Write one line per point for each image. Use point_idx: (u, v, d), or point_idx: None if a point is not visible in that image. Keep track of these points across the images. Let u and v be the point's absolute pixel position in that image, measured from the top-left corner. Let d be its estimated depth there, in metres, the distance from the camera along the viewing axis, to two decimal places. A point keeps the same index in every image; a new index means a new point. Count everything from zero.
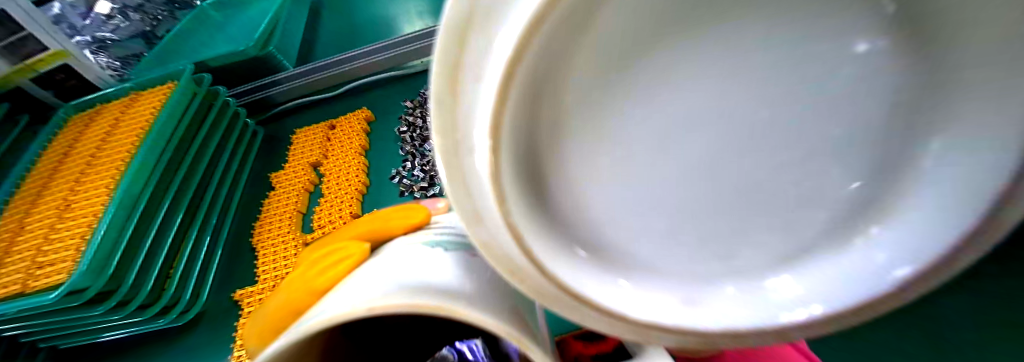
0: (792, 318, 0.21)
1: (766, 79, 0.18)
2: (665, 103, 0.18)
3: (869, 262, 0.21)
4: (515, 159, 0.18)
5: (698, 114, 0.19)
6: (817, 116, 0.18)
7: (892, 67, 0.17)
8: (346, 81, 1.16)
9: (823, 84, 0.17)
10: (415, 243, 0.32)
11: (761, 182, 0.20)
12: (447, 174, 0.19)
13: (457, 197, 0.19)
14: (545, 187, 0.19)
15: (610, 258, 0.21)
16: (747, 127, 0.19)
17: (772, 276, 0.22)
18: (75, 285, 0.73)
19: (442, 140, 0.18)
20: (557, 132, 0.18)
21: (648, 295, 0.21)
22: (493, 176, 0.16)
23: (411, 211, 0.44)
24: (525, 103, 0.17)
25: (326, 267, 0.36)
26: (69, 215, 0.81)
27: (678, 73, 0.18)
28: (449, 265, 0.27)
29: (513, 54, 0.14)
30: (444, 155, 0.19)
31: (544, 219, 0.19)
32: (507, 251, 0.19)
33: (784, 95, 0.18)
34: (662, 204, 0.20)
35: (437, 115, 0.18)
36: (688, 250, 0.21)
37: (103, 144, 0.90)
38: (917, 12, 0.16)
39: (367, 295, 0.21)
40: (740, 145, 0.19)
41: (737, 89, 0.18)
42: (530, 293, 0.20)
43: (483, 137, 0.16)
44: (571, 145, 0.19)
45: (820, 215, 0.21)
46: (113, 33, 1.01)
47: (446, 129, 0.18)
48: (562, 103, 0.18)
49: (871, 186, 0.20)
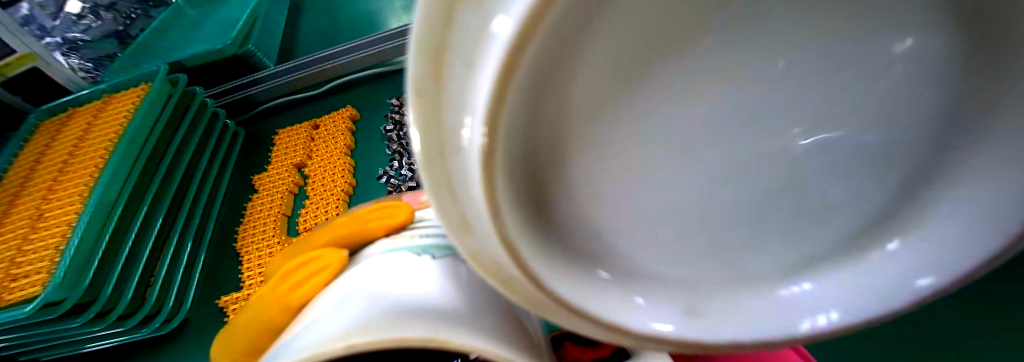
0: (812, 325, 0.17)
1: (797, 85, 0.14)
2: (685, 107, 0.14)
3: (889, 271, 0.18)
4: (516, 160, 0.12)
5: (721, 122, 0.15)
6: (850, 125, 0.15)
7: (945, 70, 0.14)
8: (329, 79, 1.12)
9: (860, 89, 0.14)
10: (395, 251, 0.30)
11: (790, 199, 0.17)
12: (430, 180, 0.13)
13: (442, 206, 0.14)
14: (556, 193, 0.14)
15: (630, 272, 0.16)
16: (770, 141, 0.16)
17: (790, 285, 0.18)
18: (49, 298, 0.70)
19: (424, 137, 0.12)
20: (579, 124, 0.13)
21: (659, 308, 0.16)
22: (486, 189, 0.11)
23: (393, 209, 0.41)
24: (536, 94, 0.11)
25: (301, 280, 0.34)
26: (42, 224, 0.77)
27: (704, 73, 0.13)
28: (432, 277, 0.25)
29: (521, 29, 0.09)
30: (427, 158, 0.13)
31: (549, 234, 0.14)
32: (499, 259, 0.14)
33: (823, 95, 0.15)
34: (687, 213, 0.16)
35: (415, 106, 0.12)
36: (702, 256, 0.17)
37: (76, 149, 0.86)
38: (988, 10, 0.12)
39: (342, 323, 0.18)
40: (768, 156, 0.16)
41: (761, 99, 0.15)
42: (521, 301, 0.15)
43: (474, 137, 0.11)
44: (591, 141, 0.13)
45: (845, 227, 0.18)
46: (85, 34, 0.94)
47: (429, 126, 0.12)
48: (589, 87, 0.12)
49: (901, 198, 0.17)
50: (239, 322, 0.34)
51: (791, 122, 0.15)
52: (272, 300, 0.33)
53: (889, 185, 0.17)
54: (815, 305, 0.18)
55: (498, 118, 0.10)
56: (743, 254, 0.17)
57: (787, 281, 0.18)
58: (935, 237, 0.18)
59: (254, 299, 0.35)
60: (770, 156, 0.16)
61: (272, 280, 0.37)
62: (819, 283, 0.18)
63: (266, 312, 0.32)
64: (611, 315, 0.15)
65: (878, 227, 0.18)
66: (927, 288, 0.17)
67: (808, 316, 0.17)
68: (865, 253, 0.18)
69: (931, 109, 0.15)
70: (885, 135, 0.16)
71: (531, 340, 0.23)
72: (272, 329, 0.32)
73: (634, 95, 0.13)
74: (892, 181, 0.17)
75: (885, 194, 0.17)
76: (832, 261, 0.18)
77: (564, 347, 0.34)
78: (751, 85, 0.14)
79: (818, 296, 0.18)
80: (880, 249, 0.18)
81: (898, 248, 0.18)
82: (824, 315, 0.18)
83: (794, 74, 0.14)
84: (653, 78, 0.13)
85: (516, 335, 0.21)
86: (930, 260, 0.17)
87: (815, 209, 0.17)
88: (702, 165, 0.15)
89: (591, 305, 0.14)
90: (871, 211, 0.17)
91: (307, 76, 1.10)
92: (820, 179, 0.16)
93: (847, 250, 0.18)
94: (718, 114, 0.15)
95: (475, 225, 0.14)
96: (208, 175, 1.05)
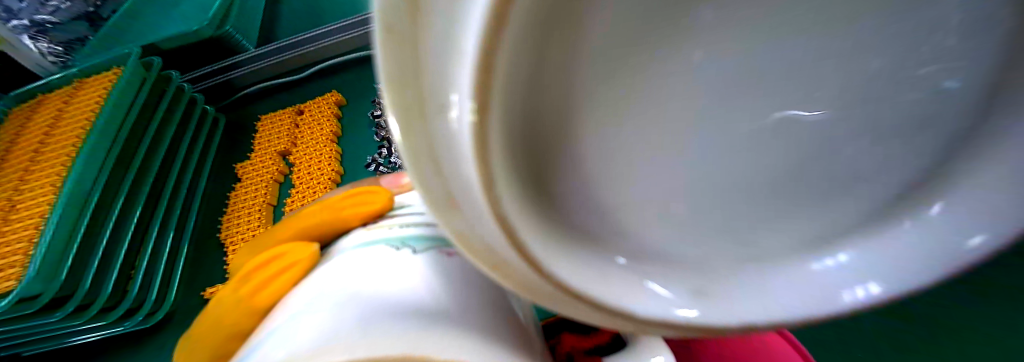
0: (844, 299, 0.15)
1: (828, 48, 0.13)
2: (706, 60, 0.12)
3: (933, 235, 0.15)
4: (514, 115, 0.10)
5: (743, 75, 0.13)
6: (888, 94, 0.14)
7: (1015, 24, 0.12)
8: (312, 63, 1.07)
9: (906, 53, 0.13)
10: (373, 244, 0.28)
11: (821, 167, 0.15)
12: (407, 148, 0.09)
13: (421, 180, 0.10)
14: (557, 163, 0.11)
15: (643, 254, 0.13)
16: (791, 111, 0.14)
17: (821, 258, 0.15)
18: (24, 292, 0.66)
19: (399, 94, 0.08)
20: (591, 83, 0.11)
21: (671, 291, 0.13)
22: (479, 150, 0.08)
23: (369, 195, 0.38)
24: (541, 38, 0.09)
25: (265, 281, 0.31)
26: (15, 216, 0.73)
27: (726, 24, 0.12)
28: (415, 279, 0.23)
29: None
30: (403, 119, 0.09)
31: (551, 210, 0.11)
32: (494, 246, 0.10)
33: (859, 56, 0.13)
34: (703, 187, 0.14)
35: (385, 46, 0.08)
36: (718, 239, 0.15)
37: (47, 136, 0.81)
38: None
39: (303, 349, 0.17)
40: (789, 124, 0.14)
41: (789, 62, 0.13)
42: (523, 293, 0.11)
43: (464, 86, 0.08)
44: (601, 97, 0.11)
45: (882, 209, 0.15)
46: (52, 16, 0.90)
47: (406, 73, 0.08)
48: (597, 31, 0.10)
49: (958, 175, 0.15)
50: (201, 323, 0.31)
51: (820, 86, 0.14)
52: (231, 302, 0.31)
53: (933, 163, 0.15)
54: (853, 277, 0.15)
55: (498, 53, 0.07)
56: (758, 225, 0.15)
57: (817, 254, 0.15)
58: (979, 204, 0.15)
59: (214, 304, 0.32)
60: (793, 121, 0.14)
61: (234, 277, 0.34)
62: (851, 254, 0.15)
63: (224, 319, 0.30)
64: (621, 302, 0.12)
65: (917, 193, 0.15)
66: (982, 249, 0.15)
67: (847, 287, 0.15)
68: (901, 220, 0.15)
69: (988, 78, 0.13)
70: (937, 94, 0.13)
71: (521, 332, 0.23)
72: (238, 335, 0.30)
73: (649, 40, 0.11)
74: (938, 158, 0.15)
75: (928, 161, 0.15)
76: (859, 233, 0.15)
77: (560, 339, 0.32)
78: (778, 39, 0.13)
79: (860, 268, 0.15)
80: (923, 214, 0.15)
81: (943, 211, 0.15)
82: (862, 286, 0.15)
83: (824, 35, 0.13)
84: (671, 23, 0.11)
85: (504, 347, 0.19)
86: (974, 222, 0.15)
87: (849, 183, 0.15)
88: (719, 138, 0.14)
89: (595, 289, 0.11)
90: (913, 175, 0.15)
91: (289, 59, 1.06)
92: (850, 147, 0.15)
93: (877, 219, 0.15)
94: (741, 70, 0.13)
95: (461, 200, 0.10)
96: (188, 161, 1.00)
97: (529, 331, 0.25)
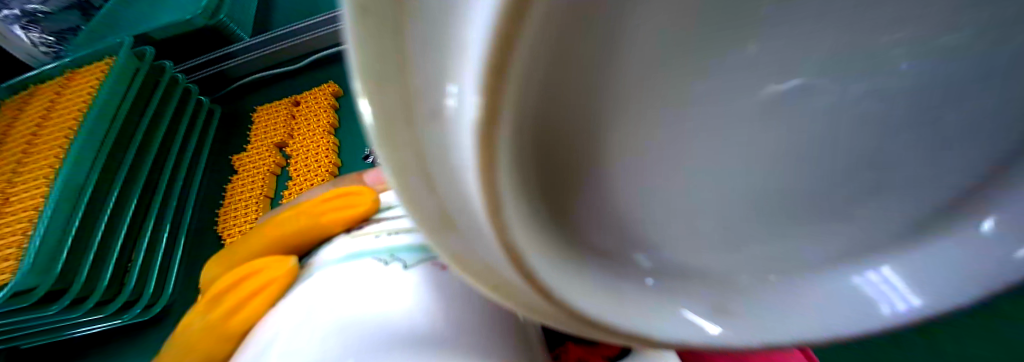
0: (884, 317, 0.13)
1: (908, 37, 0.11)
2: (767, 54, 0.11)
3: (986, 246, 0.14)
4: (525, 117, 0.08)
5: (809, 67, 0.11)
6: (966, 88, 0.12)
7: None
8: (308, 53, 1.05)
9: (1001, 42, 0.11)
10: (359, 257, 0.27)
11: (867, 176, 0.13)
12: (392, 161, 0.07)
13: (409, 199, 0.07)
14: (565, 166, 0.10)
15: (668, 268, 0.12)
16: (855, 111, 0.12)
17: (859, 272, 0.14)
18: (17, 287, 0.65)
19: (379, 97, 0.06)
20: (624, 92, 0.10)
21: (700, 315, 0.12)
22: (484, 163, 0.06)
23: (351, 198, 0.37)
24: (564, 27, 0.07)
25: (241, 300, 0.30)
26: (9, 209, 0.72)
27: (798, 9, 0.10)
28: (399, 305, 0.22)
29: None
30: (386, 126, 0.06)
31: (554, 225, 0.10)
32: (496, 268, 0.08)
33: (946, 46, 0.11)
34: (741, 193, 0.13)
35: (355, 32, 0.05)
36: (750, 254, 0.13)
37: (39, 129, 0.79)
38: None
39: None
40: (855, 125, 0.13)
41: (866, 54, 0.11)
42: (526, 315, 0.09)
43: None
44: (635, 98, 0.10)
45: (934, 216, 0.14)
46: (44, 6, 0.85)
47: (387, 66, 0.06)
48: (636, 23, 0.09)
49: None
50: (172, 347, 0.30)
51: (881, 87, 0.12)
52: (202, 326, 0.30)
53: (999, 163, 0.13)
54: (892, 293, 0.13)
55: (516, 44, 0.06)
56: (792, 237, 0.13)
57: (853, 264, 0.14)
58: None
59: (184, 325, 0.31)
60: (857, 118, 0.12)
61: (206, 296, 0.33)
62: (895, 268, 0.14)
63: (196, 346, 0.29)
64: (641, 327, 0.10)
65: (964, 203, 0.14)
66: None
67: (883, 298, 0.13)
68: (952, 230, 0.14)
69: None
70: (1015, 94, 0.12)
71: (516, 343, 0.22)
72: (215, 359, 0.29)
73: (701, 32, 0.10)
74: (1005, 157, 0.13)
75: (988, 166, 0.13)
76: (901, 243, 0.14)
77: (566, 348, 0.30)
78: (851, 32, 0.11)
79: (903, 280, 0.14)
80: (977, 224, 0.14)
81: (995, 228, 0.14)
82: (902, 298, 0.13)
83: (904, 23, 0.11)
84: (732, 10, 0.09)
85: None
86: None
87: (903, 186, 0.13)
88: (766, 137, 0.13)
89: (607, 314, 0.09)
90: (961, 185, 0.14)
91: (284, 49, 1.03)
92: (911, 149, 0.13)
93: (923, 229, 0.14)
94: (801, 69, 0.11)
95: (458, 216, 0.08)
96: (183, 154, 0.98)
97: (528, 340, 0.25)
